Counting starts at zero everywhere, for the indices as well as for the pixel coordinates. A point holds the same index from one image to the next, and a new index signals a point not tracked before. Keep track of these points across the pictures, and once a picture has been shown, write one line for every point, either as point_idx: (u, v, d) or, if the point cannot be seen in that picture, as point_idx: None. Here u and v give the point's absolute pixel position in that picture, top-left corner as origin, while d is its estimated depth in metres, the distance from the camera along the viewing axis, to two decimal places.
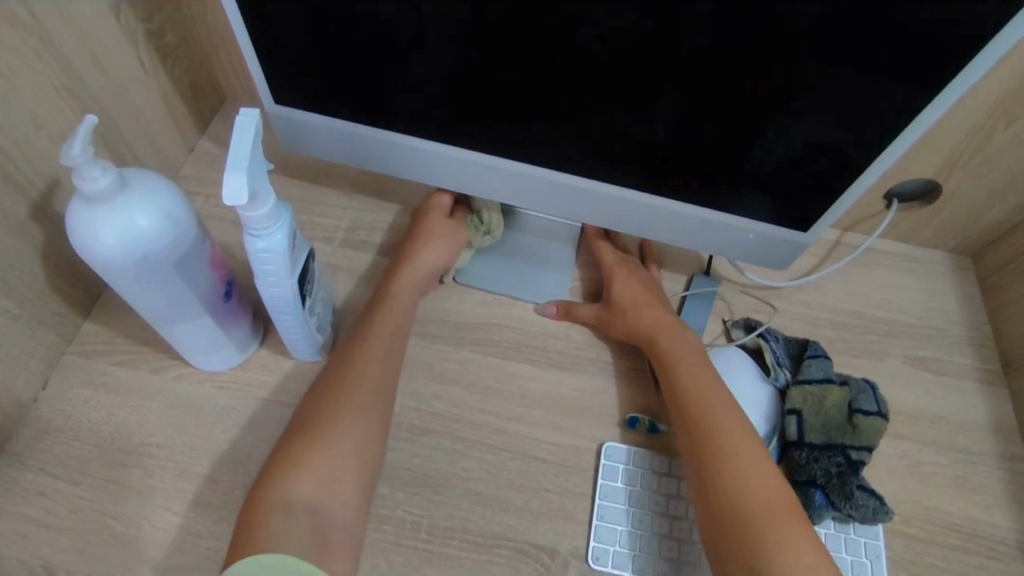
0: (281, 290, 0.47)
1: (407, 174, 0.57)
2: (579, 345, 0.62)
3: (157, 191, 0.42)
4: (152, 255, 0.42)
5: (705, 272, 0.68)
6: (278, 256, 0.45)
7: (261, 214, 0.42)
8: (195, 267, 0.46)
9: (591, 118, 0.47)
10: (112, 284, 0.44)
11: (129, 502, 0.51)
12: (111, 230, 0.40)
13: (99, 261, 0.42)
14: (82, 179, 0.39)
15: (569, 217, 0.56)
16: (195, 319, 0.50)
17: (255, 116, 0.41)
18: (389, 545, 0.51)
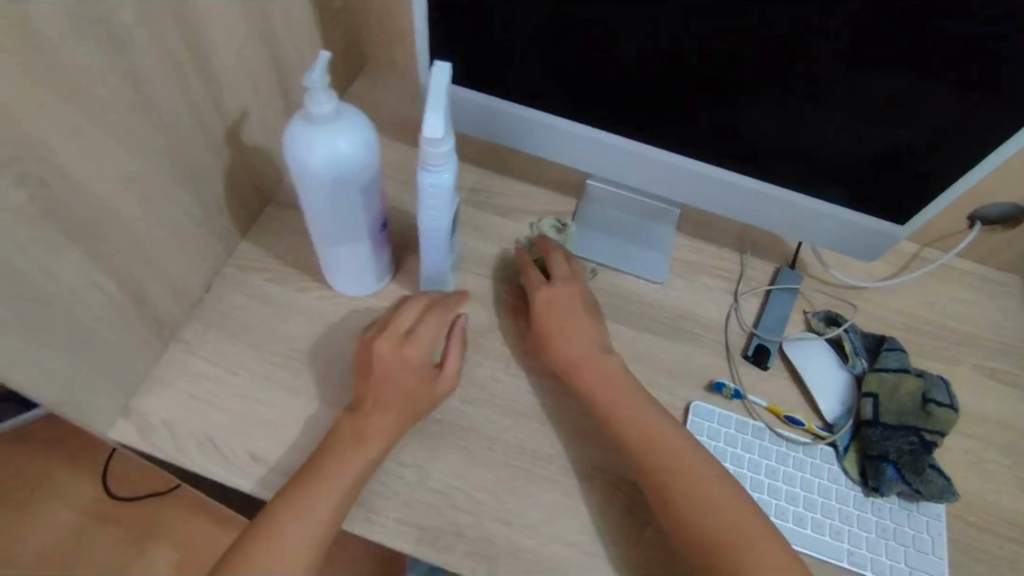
0: (440, 222, 0.54)
1: (541, 146, 0.64)
2: (672, 315, 0.69)
3: (360, 122, 0.49)
4: (348, 176, 0.50)
5: (791, 266, 0.73)
6: (444, 193, 0.51)
7: (439, 153, 0.48)
8: (371, 195, 0.53)
9: (724, 105, 0.54)
10: (305, 198, 0.52)
11: (279, 395, 0.59)
12: (322, 150, 0.48)
13: (307, 175, 0.49)
14: (312, 102, 0.46)
15: (681, 198, 0.63)
16: (356, 242, 0.57)
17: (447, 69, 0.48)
18: (497, 462, 0.58)
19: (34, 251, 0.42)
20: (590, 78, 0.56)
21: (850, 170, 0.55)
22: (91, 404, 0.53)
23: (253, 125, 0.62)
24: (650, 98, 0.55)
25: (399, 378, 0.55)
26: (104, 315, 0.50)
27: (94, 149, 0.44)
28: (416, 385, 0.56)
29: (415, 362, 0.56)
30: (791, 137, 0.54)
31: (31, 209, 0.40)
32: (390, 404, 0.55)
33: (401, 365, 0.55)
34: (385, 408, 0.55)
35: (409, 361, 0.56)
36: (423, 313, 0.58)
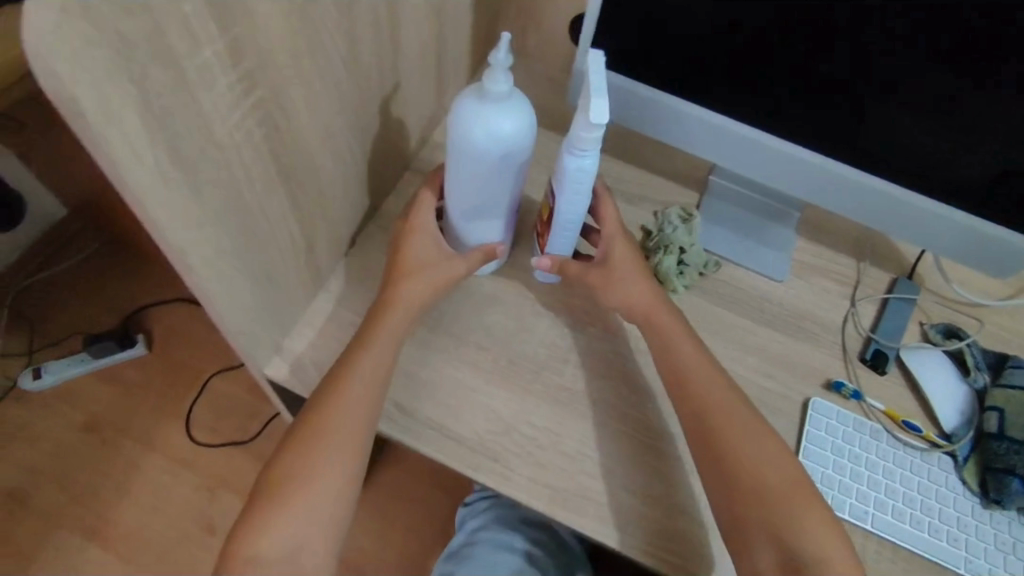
0: (579, 207, 0.56)
1: (682, 140, 0.67)
2: (792, 314, 0.70)
3: (523, 104, 0.51)
4: (508, 155, 0.52)
5: (908, 278, 0.73)
6: (588, 176, 0.53)
7: (592, 137, 0.50)
8: (517, 175, 0.55)
9: (885, 105, 0.57)
10: (462, 172, 0.54)
11: (422, 350, 0.62)
12: (490, 125, 0.50)
13: (472, 151, 0.52)
14: (491, 81, 0.49)
15: (815, 199, 0.66)
16: (491, 220, 0.60)
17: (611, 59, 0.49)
18: (626, 434, 0.60)
19: (257, 187, 0.45)
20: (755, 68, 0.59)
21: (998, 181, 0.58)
22: (259, 339, 0.57)
23: (412, 93, 0.66)
24: (813, 89, 0.58)
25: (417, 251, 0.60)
26: (284, 255, 0.54)
27: (311, 99, 0.47)
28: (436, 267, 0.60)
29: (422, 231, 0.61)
30: (946, 140, 0.57)
31: (263, 147, 0.44)
32: (419, 291, 0.58)
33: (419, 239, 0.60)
34: (407, 302, 0.58)
35: (416, 240, 0.60)
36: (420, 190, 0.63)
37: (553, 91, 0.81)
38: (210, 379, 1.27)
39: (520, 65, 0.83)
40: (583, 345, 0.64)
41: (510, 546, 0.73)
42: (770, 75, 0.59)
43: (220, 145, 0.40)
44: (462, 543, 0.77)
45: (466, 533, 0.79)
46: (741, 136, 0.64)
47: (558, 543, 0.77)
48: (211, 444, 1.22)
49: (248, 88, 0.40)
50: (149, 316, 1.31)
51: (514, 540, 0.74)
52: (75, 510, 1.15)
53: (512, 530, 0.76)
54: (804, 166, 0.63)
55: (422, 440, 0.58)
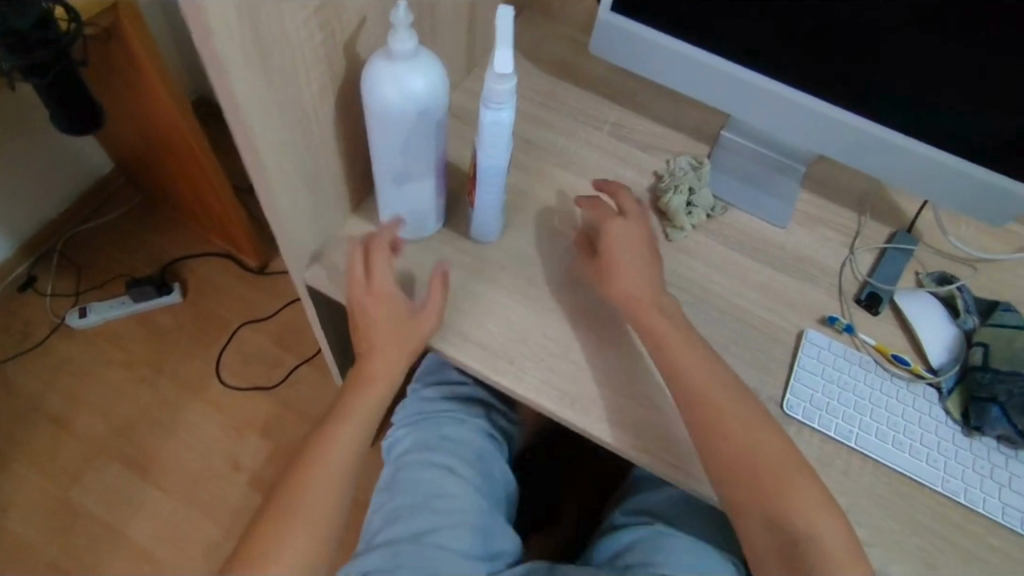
0: (497, 159, 0.58)
1: (690, 87, 0.73)
2: (792, 256, 0.75)
3: (434, 63, 0.52)
4: (424, 112, 0.53)
5: (908, 232, 0.77)
6: (505, 129, 0.55)
7: (503, 90, 0.52)
8: (440, 133, 0.57)
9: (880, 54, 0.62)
10: (380, 137, 0.55)
11: (446, 266, 0.68)
12: (401, 85, 0.51)
13: (388, 113, 0.52)
14: (395, 41, 0.49)
15: (812, 143, 0.71)
16: (422, 183, 0.61)
17: (509, 16, 0.50)
18: (632, 349, 0.65)
19: (314, 89, 0.52)
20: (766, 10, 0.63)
21: (984, 129, 0.63)
22: (304, 243, 0.63)
23: (448, 35, 0.72)
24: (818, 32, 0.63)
25: (391, 316, 0.62)
26: (329, 163, 0.60)
27: (365, 15, 0.54)
28: (403, 328, 0.61)
29: (386, 293, 0.62)
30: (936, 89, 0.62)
31: (323, 52, 0.50)
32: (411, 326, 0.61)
33: (383, 304, 0.62)
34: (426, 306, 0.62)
35: (382, 303, 0.62)
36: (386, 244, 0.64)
37: (577, 50, 0.87)
38: (241, 327, 1.34)
39: (547, 26, 0.89)
40: None
41: (432, 464, 0.77)
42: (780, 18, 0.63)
43: (289, 37, 0.46)
44: (388, 468, 0.80)
45: (388, 459, 0.81)
46: (757, 85, 0.69)
47: (478, 451, 0.80)
48: (238, 388, 1.29)
49: None
50: (186, 267, 1.39)
51: (435, 458, 0.77)
52: (112, 441, 1.22)
53: (433, 447, 0.78)
54: (817, 114, 0.68)
55: (445, 343, 0.64)
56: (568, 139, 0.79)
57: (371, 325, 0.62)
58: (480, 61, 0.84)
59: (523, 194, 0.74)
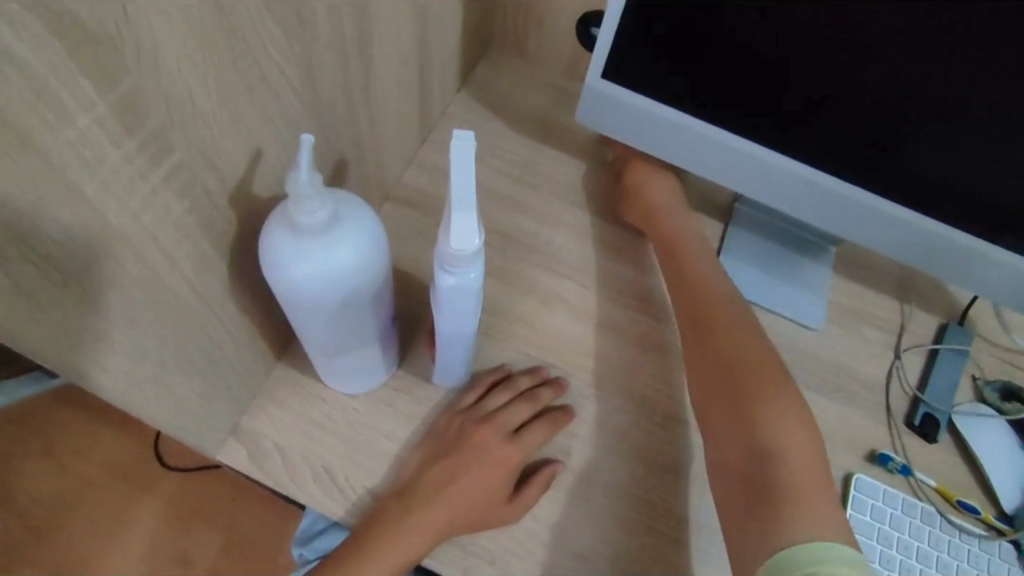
0: (462, 327, 0.43)
1: (700, 168, 0.55)
2: (829, 369, 0.61)
3: (361, 225, 0.36)
4: (354, 290, 0.37)
5: (959, 323, 0.64)
6: (471, 294, 0.40)
7: (467, 256, 0.37)
8: (381, 298, 0.41)
9: (961, 149, 0.47)
10: (293, 317, 0.39)
11: (403, 427, 0.53)
12: (316, 264, 0.35)
13: (301, 298, 0.36)
14: (298, 212, 0.33)
15: (858, 239, 0.55)
16: (362, 350, 0.45)
17: (471, 139, 0.35)
18: (645, 526, 0.52)
19: (183, 270, 0.35)
20: (813, 85, 0.47)
21: None
22: (210, 425, 0.48)
23: (390, 113, 0.54)
24: (883, 117, 0.47)
25: (488, 480, 0.49)
26: (232, 329, 0.44)
27: (257, 147, 0.37)
28: (484, 507, 0.49)
29: (513, 471, 0.50)
30: None
31: (190, 221, 0.34)
32: (483, 487, 0.49)
33: (488, 463, 0.50)
34: (496, 465, 0.50)
35: (492, 471, 0.50)
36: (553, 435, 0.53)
37: (556, 102, 0.70)
38: None
39: (518, 70, 0.71)
40: (594, 416, 0.55)
41: None
42: (831, 96, 0.47)
43: (119, 230, 0.29)
44: None
45: None
46: (792, 173, 0.52)
47: None
48: (181, 470, 1.12)
49: (160, 154, 0.30)
50: None
51: None
52: (38, 543, 1.07)
53: None
54: (859, 207, 0.52)
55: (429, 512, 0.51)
56: (551, 227, 0.63)
57: (456, 471, 0.50)
58: (436, 123, 0.66)
59: (498, 311, 0.59)
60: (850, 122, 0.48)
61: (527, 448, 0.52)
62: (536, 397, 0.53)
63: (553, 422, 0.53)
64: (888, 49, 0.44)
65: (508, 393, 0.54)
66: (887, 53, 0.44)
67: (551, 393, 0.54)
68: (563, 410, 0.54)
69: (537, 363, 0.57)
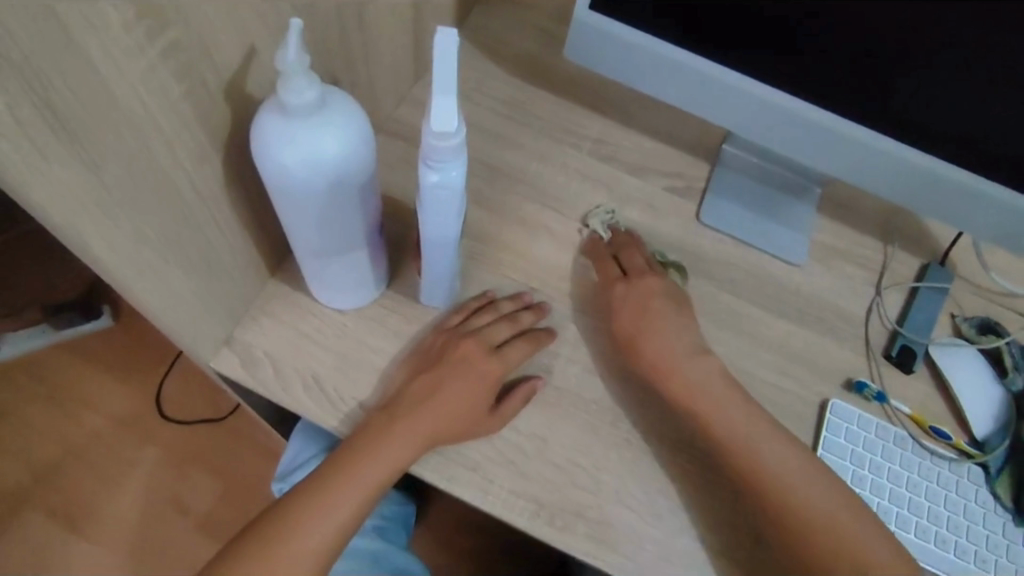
0: (447, 230, 0.44)
1: (685, 101, 0.56)
2: (810, 303, 0.63)
3: (349, 115, 0.38)
4: (341, 181, 0.39)
5: (940, 264, 0.66)
6: (454, 193, 0.42)
7: (449, 149, 0.39)
8: (368, 198, 0.43)
9: (942, 77, 0.47)
10: (284, 210, 0.41)
11: (392, 343, 0.55)
12: (304, 149, 0.37)
13: (289, 185, 0.38)
14: (287, 92, 0.34)
15: (838, 172, 0.56)
16: (352, 253, 0.47)
17: (455, 35, 0.36)
18: (623, 441, 0.54)
19: (180, 156, 0.37)
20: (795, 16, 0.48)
21: None
22: (205, 329, 0.50)
23: (385, 41, 0.56)
24: (863, 48, 0.48)
25: (471, 392, 0.51)
26: (228, 233, 0.46)
27: (251, 42, 0.38)
28: (466, 416, 0.51)
29: (494, 384, 0.52)
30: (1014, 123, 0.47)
31: (186, 105, 0.36)
32: (467, 398, 0.51)
33: (471, 376, 0.52)
34: (478, 377, 0.52)
35: (476, 382, 0.51)
36: (535, 353, 0.55)
37: (550, 46, 0.71)
38: (180, 355, 1.19)
39: (513, 14, 0.73)
40: (577, 339, 0.57)
41: None
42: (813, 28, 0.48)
43: (117, 95, 0.31)
44: None
45: None
46: (773, 103, 0.53)
47: (370, 558, 0.65)
48: (182, 422, 1.15)
49: (158, 26, 0.31)
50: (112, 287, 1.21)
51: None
52: (43, 488, 1.10)
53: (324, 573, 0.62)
54: (840, 136, 0.53)
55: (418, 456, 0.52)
56: (541, 163, 0.65)
57: (439, 383, 0.51)
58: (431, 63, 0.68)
59: (487, 240, 0.60)
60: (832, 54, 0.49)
61: (508, 362, 0.53)
62: (518, 318, 0.55)
63: (535, 341, 0.55)
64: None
65: (491, 315, 0.55)
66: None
67: (532, 316, 0.56)
68: (545, 331, 0.56)
69: (523, 289, 0.59)
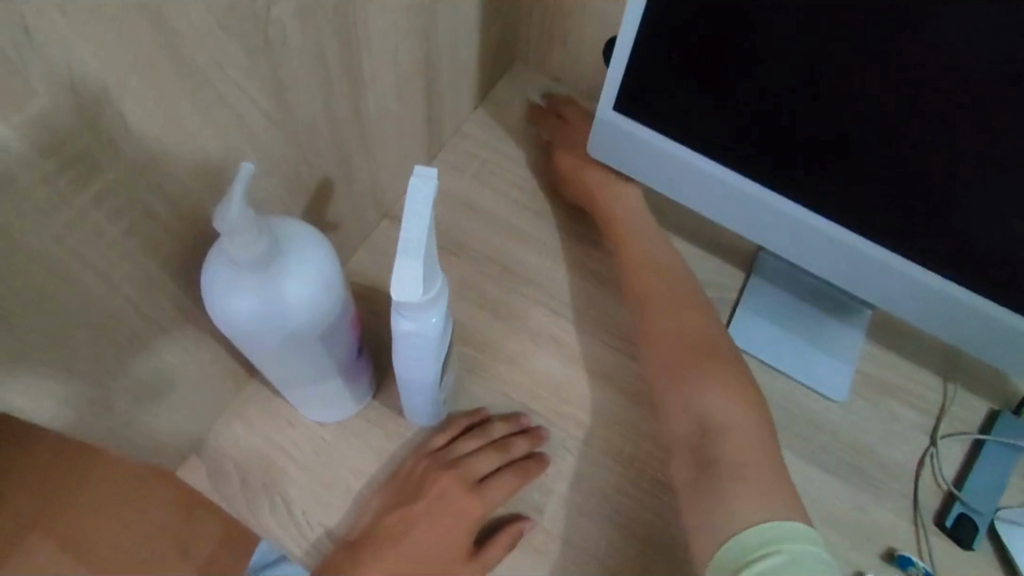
0: (421, 373, 0.39)
1: (716, 218, 0.48)
2: (848, 448, 0.55)
3: (309, 257, 0.34)
4: (300, 326, 0.35)
5: (1014, 413, 0.56)
6: (429, 341, 0.37)
7: (422, 301, 0.34)
8: (337, 333, 0.39)
9: None
10: (240, 349, 0.37)
11: (369, 463, 0.50)
12: (255, 297, 0.33)
13: (240, 331, 0.34)
14: (231, 243, 0.30)
15: (899, 315, 0.46)
16: (323, 382, 0.43)
17: (434, 177, 0.32)
18: None
19: (120, 289, 0.34)
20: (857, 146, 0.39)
21: None
22: (167, 440, 0.46)
23: (389, 132, 0.52)
24: (937, 192, 0.39)
25: (444, 533, 0.47)
26: (192, 349, 0.42)
27: (213, 165, 0.35)
28: (436, 561, 0.46)
29: (473, 527, 0.47)
30: None
31: (125, 238, 0.32)
32: (440, 542, 0.47)
33: (448, 515, 0.47)
34: (454, 518, 0.47)
35: (451, 523, 0.47)
36: (522, 485, 0.49)
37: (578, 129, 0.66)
38: None
39: (542, 92, 0.68)
40: (574, 474, 0.51)
41: None
42: (878, 161, 0.40)
43: (28, 244, 0.28)
44: None
45: None
46: (823, 235, 0.44)
47: None
48: None
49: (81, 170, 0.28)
50: None
51: None
52: None
53: None
54: (909, 284, 0.44)
55: None
56: (555, 262, 0.59)
57: (412, 518, 0.47)
58: (447, 142, 0.64)
59: (484, 351, 0.55)
60: (898, 194, 0.40)
61: (492, 501, 0.48)
62: (508, 446, 0.50)
63: (523, 472, 0.49)
64: (951, 115, 0.36)
65: (478, 440, 0.50)
66: (951, 118, 0.36)
67: (526, 443, 0.50)
68: (536, 459, 0.50)
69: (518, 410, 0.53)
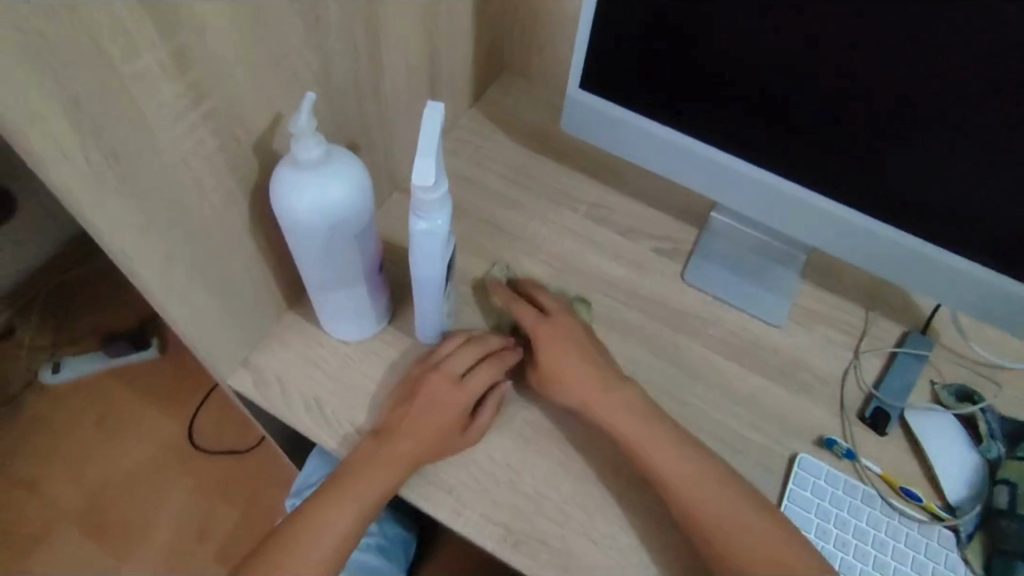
0: (431, 271, 0.51)
1: (660, 169, 0.59)
2: (784, 363, 0.66)
3: (348, 169, 0.46)
4: (342, 223, 0.47)
5: (922, 332, 0.67)
6: (437, 239, 0.48)
7: (432, 200, 0.46)
8: (366, 240, 0.50)
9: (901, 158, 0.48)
10: (292, 246, 0.49)
11: (386, 373, 0.61)
12: (310, 195, 0.45)
13: (296, 224, 0.46)
14: (299, 147, 0.43)
15: (808, 241, 0.57)
16: (352, 287, 0.54)
17: (441, 109, 0.44)
18: (591, 477, 0.57)
19: (210, 200, 0.46)
20: (771, 104, 0.50)
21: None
22: (224, 350, 0.57)
23: (401, 113, 0.65)
24: (888, 139, 0.48)
25: (442, 415, 0.55)
26: (250, 267, 0.54)
27: (277, 111, 0.47)
28: (439, 436, 0.55)
29: (463, 407, 0.56)
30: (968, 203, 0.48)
31: (219, 158, 0.44)
32: (441, 418, 0.55)
33: (440, 400, 0.56)
34: (447, 401, 0.56)
35: (448, 408, 0.56)
36: (501, 371, 0.58)
37: (554, 120, 0.80)
38: (215, 387, 1.27)
39: (525, 92, 0.82)
40: None
41: None
42: (840, 117, 0.48)
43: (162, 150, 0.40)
44: None
45: None
46: (740, 174, 0.55)
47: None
48: (204, 451, 1.22)
49: (199, 99, 0.40)
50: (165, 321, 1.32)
51: None
52: (70, 502, 1.17)
53: None
54: (812, 210, 0.54)
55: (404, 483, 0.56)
56: (538, 223, 0.72)
57: (414, 412, 0.56)
58: (447, 132, 0.77)
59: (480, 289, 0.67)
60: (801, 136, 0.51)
61: (475, 386, 0.57)
62: (483, 341, 0.59)
63: (499, 360, 0.58)
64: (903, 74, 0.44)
65: (457, 341, 0.60)
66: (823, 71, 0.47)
67: (497, 339, 0.60)
68: (509, 351, 0.60)
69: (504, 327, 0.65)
